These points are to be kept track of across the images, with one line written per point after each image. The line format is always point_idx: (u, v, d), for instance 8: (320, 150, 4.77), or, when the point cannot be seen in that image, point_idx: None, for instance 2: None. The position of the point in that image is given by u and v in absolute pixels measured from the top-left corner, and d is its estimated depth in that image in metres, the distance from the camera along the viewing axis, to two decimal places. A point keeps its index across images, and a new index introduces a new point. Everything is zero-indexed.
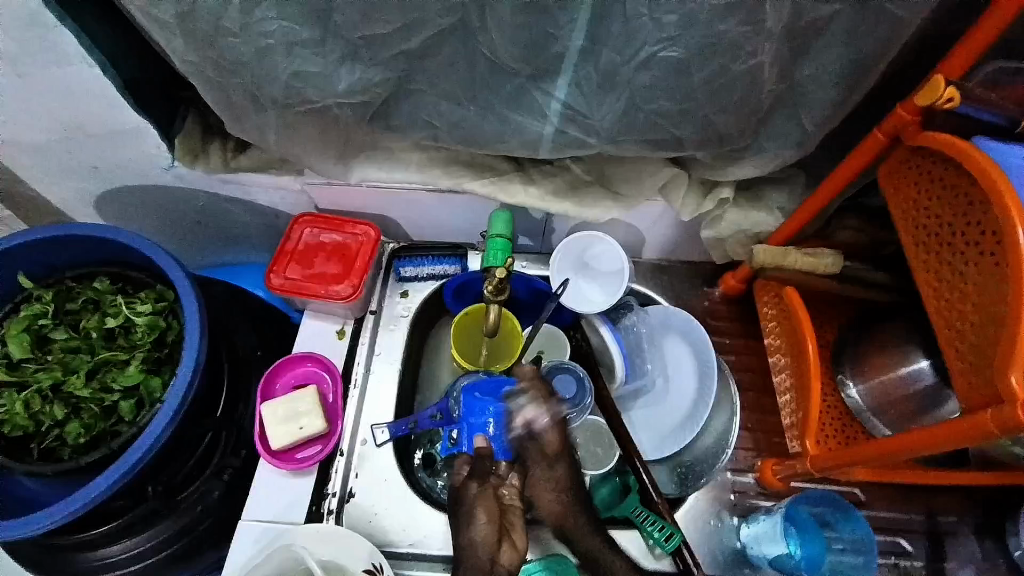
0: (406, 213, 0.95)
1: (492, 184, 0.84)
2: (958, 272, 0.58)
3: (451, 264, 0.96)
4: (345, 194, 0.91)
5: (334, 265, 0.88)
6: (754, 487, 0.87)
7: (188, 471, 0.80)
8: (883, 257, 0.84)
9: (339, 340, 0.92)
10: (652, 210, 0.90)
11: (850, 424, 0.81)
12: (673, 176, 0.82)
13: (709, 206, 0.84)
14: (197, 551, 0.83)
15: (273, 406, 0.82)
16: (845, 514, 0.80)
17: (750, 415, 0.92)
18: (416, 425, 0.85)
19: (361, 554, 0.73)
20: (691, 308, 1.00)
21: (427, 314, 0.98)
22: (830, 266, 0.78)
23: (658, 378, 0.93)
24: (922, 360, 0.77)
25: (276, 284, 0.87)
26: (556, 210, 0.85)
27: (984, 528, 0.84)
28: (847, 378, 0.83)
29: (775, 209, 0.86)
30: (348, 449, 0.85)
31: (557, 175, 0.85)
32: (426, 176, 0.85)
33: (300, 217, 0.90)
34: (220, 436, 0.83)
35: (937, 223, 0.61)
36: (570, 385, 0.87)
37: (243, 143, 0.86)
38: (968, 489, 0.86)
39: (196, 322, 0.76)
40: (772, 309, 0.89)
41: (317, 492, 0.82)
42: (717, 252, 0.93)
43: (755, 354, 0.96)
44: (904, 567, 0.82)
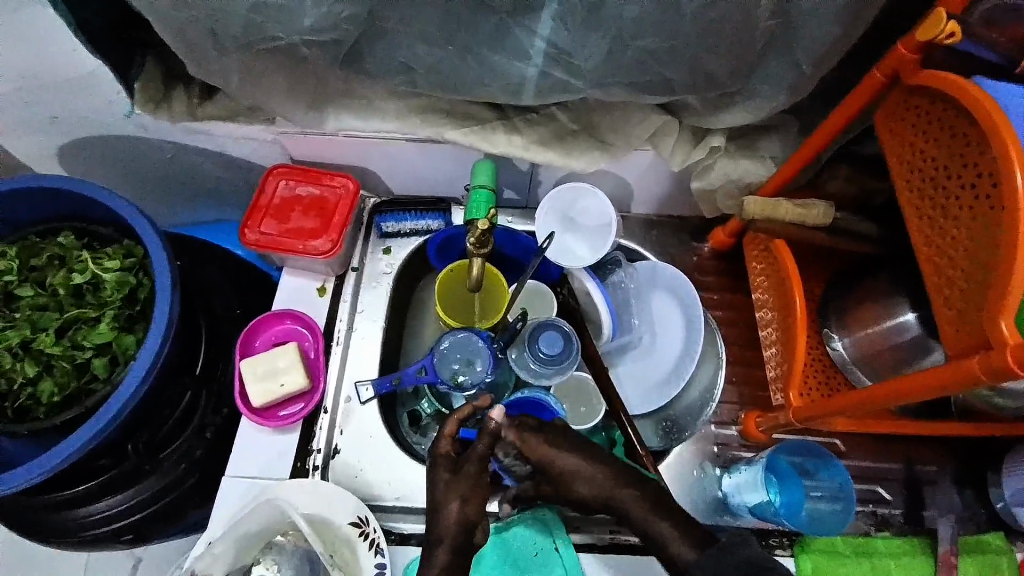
0: (386, 164, 0.90)
1: (473, 133, 0.80)
2: (952, 217, 0.56)
3: (434, 220, 0.94)
4: (320, 144, 0.86)
5: (312, 220, 0.84)
6: (737, 439, 0.88)
7: (168, 430, 0.79)
8: (874, 207, 0.82)
9: (319, 297, 0.89)
10: (640, 162, 0.87)
11: (834, 376, 0.81)
12: (663, 123, 0.79)
13: (700, 155, 0.81)
14: (184, 504, 0.84)
15: (251, 363, 0.79)
16: (824, 462, 0.81)
17: (735, 369, 0.92)
18: (400, 381, 0.83)
19: (346, 508, 0.73)
20: (679, 264, 0.98)
21: (411, 272, 0.96)
22: (819, 217, 0.77)
23: (645, 334, 0.93)
24: (906, 313, 0.76)
25: (251, 239, 0.83)
26: (540, 160, 0.82)
27: (964, 477, 0.86)
28: (833, 332, 0.83)
29: (769, 158, 0.83)
30: (332, 405, 0.83)
31: (543, 123, 0.82)
32: (406, 126, 0.80)
33: (276, 169, 0.86)
34: (200, 396, 0.82)
35: (934, 166, 0.59)
36: (557, 341, 0.84)
37: (211, 89, 0.81)
38: (949, 440, 0.88)
39: (166, 277, 0.73)
40: (761, 263, 0.87)
41: (301, 447, 0.80)
42: (706, 205, 0.90)
43: (741, 310, 0.96)
44: (881, 515, 0.83)
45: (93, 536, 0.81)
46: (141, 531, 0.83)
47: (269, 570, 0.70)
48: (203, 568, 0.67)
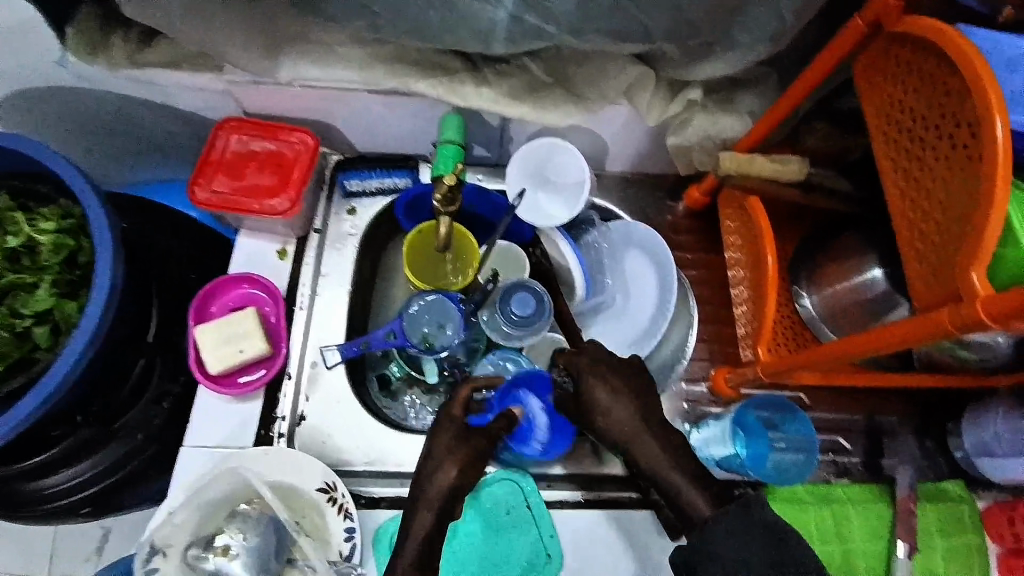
0: (349, 119, 0.85)
1: (441, 85, 0.76)
2: (927, 170, 0.56)
3: (401, 178, 0.90)
4: (276, 96, 0.80)
5: (269, 177, 0.79)
6: (706, 396, 0.89)
7: (124, 399, 0.76)
8: (849, 164, 0.81)
9: (280, 260, 0.84)
10: (616, 117, 0.84)
11: (802, 333, 0.82)
12: (639, 75, 0.75)
13: (676, 110, 0.79)
14: (145, 474, 0.81)
15: (208, 329, 0.75)
16: (791, 416, 0.82)
17: (707, 327, 0.92)
18: (368, 346, 0.81)
19: (314, 474, 0.71)
20: (654, 224, 0.97)
21: (378, 233, 0.92)
22: (795, 173, 0.76)
23: (618, 294, 0.92)
24: (876, 269, 0.75)
25: (201, 198, 0.77)
26: (511, 114, 0.78)
27: (922, 427, 0.89)
28: (802, 289, 0.84)
29: (746, 113, 0.80)
30: (296, 371, 0.80)
31: (514, 75, 0.77)
32: (369, 76, 0.75)
33: (226, 122, 0.79)
34: (155, 363, 0.79)
35: (911, 118, 0.57)
36: (529, 301, 0.83)
37: (152, 32, 0.74)
38: (908, 393, 0.91)
39: (108, 239, 0.67)
40: (735, 222, 0.86)
41: (264, 414, 0.77)
42: (682, 162, 0.88)
43: (713, 269, 0.95)
44: (841, 463, 0.86)
45: (51, 509, 0.78)
46: (103, 503, 0.81)
47: (235, 539, 0.65)
48: (162, 539, 0.65)
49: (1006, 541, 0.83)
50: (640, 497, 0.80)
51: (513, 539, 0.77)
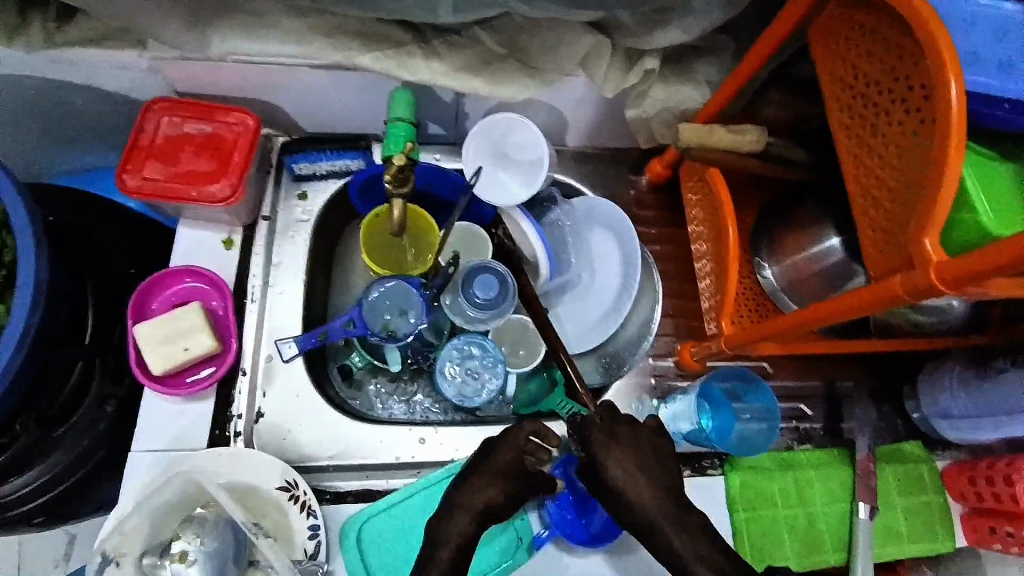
0: (293, 97, 0.80)
1: (389, 58, 0.71)
2: (882, 135, 0.55)
3: (353, 159, 0.85)
4: (210, 74, 0.74)
5: (207, 162, 0.74)
6: (674, 370, 0.89)
7: (64, 403, 0.71)
8: (807, 132, 0.80)
9: (226, 250, 0.80)
10: (574, 90, 0.81)
11: (763, 303, 0.83)
12: (595, 44, 0.72)
13: (635, 80, 0.76)
14: (95, 484, 0.77)
15: (148, 327, 0.70)
16: (753, 387, 0.83)
17: (673, 302, 0.92)
18: (326, 337, 0.78)
19: (274, 473, 0.68)
20: (618, 199, 0.95)
21: (332, 219, 0.88)
22: (754, 143, 0.75)
23: (583, 273, 0.91)
24: (832, 237, 0.77)
25: (131, 186, 0.71)
26: (464, 88, 0.75)
27: (879, 390, 0.91)
28: (763, 260, 0.85)
29: (704, 82, 0.79)
30: (251, 366, 0.77)
31: (466, 47, 0.74)
32: (309, 49, 0.70)
33: (154, 102, 0.73)
34: (96, 365, 0.74)
35: (866, 82, 0.57)
36: (493, 284, 0.81)
37: (70, 9, 0.68)
38: (865, 357, 0.93)
39: (28, 233, 0.62)
40: (697, 194, 0.85)
41: (218, 414, 0.74)
42: (643, 136, 0.87)
43: (677, 244, 0.95)
44: (803, 430, 0.88)
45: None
46: (55, 511, 0.76)
47: (191, 544, 0.62)
48: (114, 548, 0.62)
49: (966, 499, 0.85)
50: None
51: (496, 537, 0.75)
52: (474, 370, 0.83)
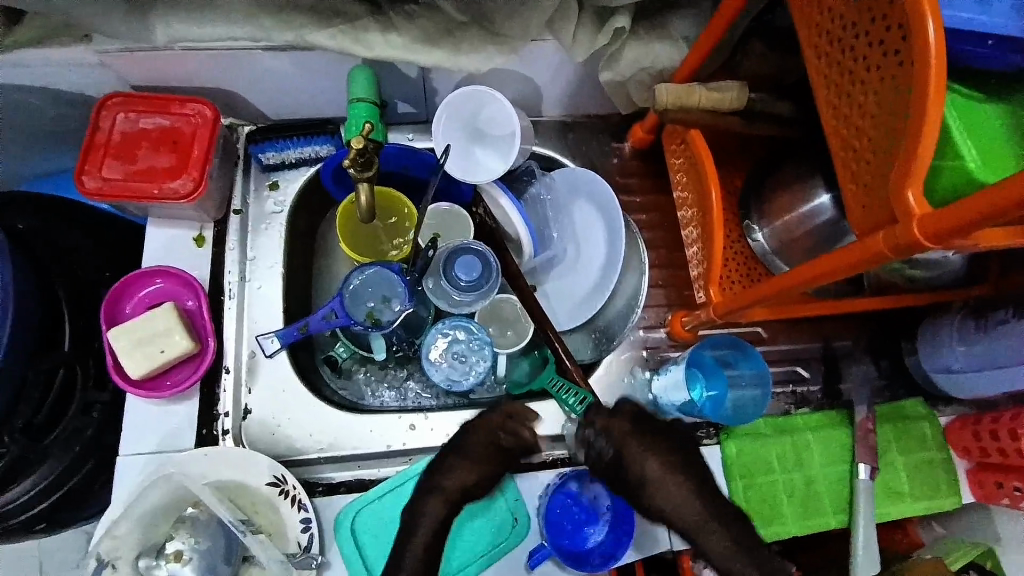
0: (252, 84, 0.77)
1: (343, 35, 0.68)
2: (860, 82, 0.51)
3: (322, 145, 0.82)
4: (161, 65, 0.71)
5: (167, 158, 0.71)
6: (666, 341, 0.87)
7: (49, 411, 0.72)
8: (791, 84, 0.77)
9: (198, 247, 0.78)
10: (544, 55, 0.77)
11: (754, 267, 0.81)
12: (560, 5, 0.68)
13: (605, 42, 0.72)
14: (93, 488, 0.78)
15: (122, 332, 0.69)
16: (743, 353, 0.81)
17: (662, 272, 0.89)
18: (307, 329, 0.76)
19: (262, 469, 0.68)
20: (600, 168, 0.92)
21: (307, 208, 0.86)
22: (734, 101, 0.71)
23: (568, 247, 0.89)
24: (823, 195, 0.73)
25: (91, 188, 0.69)
26: (425, 62, 0.71)
27: (877, 348, 0.90)
28: (754, 223, 0.82)
29: (680, 38, 0.75)
30: (234, 363, 0.76)
31: (426, 16, 0.70)
32: (256, 30, 0.67)
33: (108, 98, 0.70)
34: (78, 371, 0.74)
35: (841, 25, 0.53)
36: (475, 265, 0.78)
37: (16, 10, 0.66)
38: (862, 316, 0.91)
39: None
40: (680, 158, 0.82)
41: (204, 414, 0.73)
42: (620, 99, 0.82)
43: (665, 210, 0.92)
44: (800, 393, 0.87)
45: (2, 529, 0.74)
46: (55, 518, 0.77)
47: (185, 543, 0.63)
48: (109, 552, 0.62)
49: (971, 455, 0.84)
50: None
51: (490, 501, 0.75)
52: (461, 354, 0.81)
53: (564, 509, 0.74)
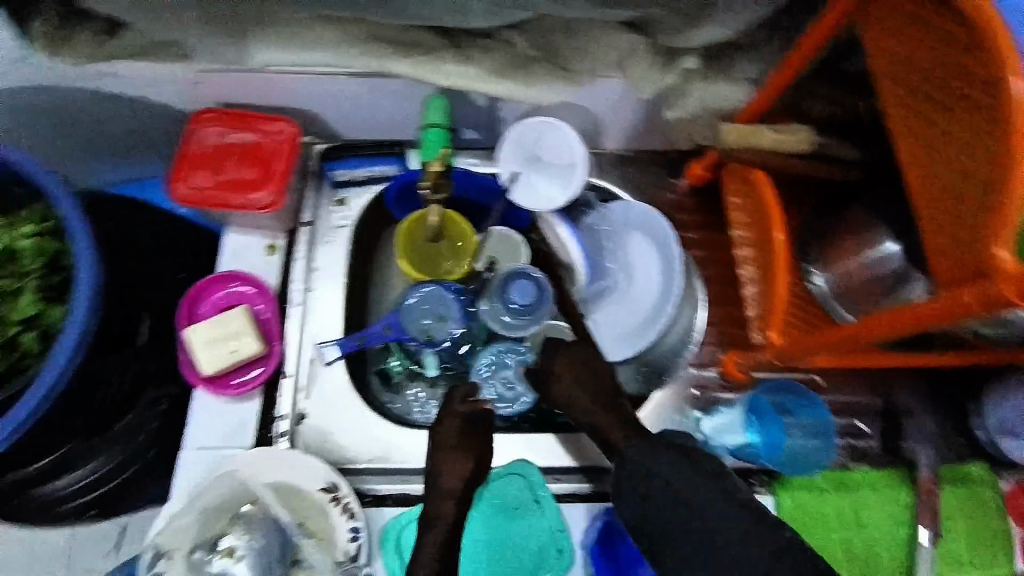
0: (332, 106, 0.81)
1: (417, 63, 0.71)
2: (942, 133, 0.52)
3: (388, 165, 0.87)
4: (251, 84, 0.76)
5: (250, 170, 0.76)
6: (717, 381, 0.86)
7: (117, 404, 0.75)
8: (860, 130, 0.76)
9: (270, 255, 0.82)
10: (609, 91, 0.78)
11: (815, 313, 0.78)
12: (631, 45, 0.71)
13: (672, 81, 0.74)
14: (148, 480, 0.81)
15: (199, 330, 0.73)
16: (804, 401, 0.81)
17: (715, 309, 0.89)
18: (365, 341, 0.81)
19: (316, 475, 0.70)
20: (656, 202, 0.93)
21: (371, 225, 0.90)
22: (800, 142, 0.71)
23: (621, 277, 0.89)
24: (891, 243, 0.72)
25: (181, 195, 0.74)
26: (497, 92, 0.74)
27: (941, 405, 0.86)
28: (813, 267, 0.79)
29: (748, 80, 0.76)
30: (294, 368, 0.79)
31: (497, 50, 0.73)
32: (343, 57, 0.71)
33: (202, 113, 0.76)
34: (149, 365, 0.77)
35: (923, 78, 0.53)
36: (528, 290, 0.81)
37: (116, 24, 0.69)
38: (925, 370, 0.87)
39: (87, 241, 0.65)
40: (739, 198, 0.82)
41: (263, 415, 0.76)
42: (681, 137, 0.83)
43: (721, 248, 0.91)
44: (858, 447, 0.83)
45: (59, 514, 0.78)
46: (104, 507, 0.80)
47: (239, 540, 0.66)
48: (166, 543, 0.66)
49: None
50: None
51: (495, 495, 0.78)
52: (511, 379, 0.83)
53: (613, 544, 0.75)
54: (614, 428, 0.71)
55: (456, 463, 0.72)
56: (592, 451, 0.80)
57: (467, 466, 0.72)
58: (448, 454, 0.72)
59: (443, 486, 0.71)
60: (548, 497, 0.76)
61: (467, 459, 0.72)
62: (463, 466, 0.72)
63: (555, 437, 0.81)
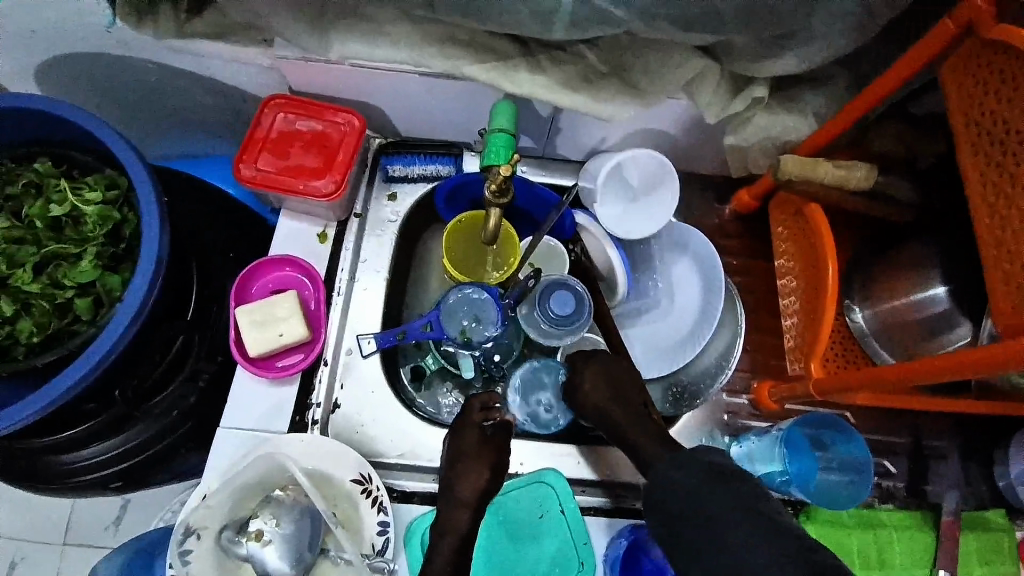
0: (396, 102, 0.82)
1: (495, 70, 0.73)
2: (1021, 185, 0.53)
3: (444, 165, 0.87)
4: (323, 73, 0.77)
5: (314, 158, 0.77)
6: (747, 408, 0.86)
7: (159, 375, 0.75)
8: (918, 172, 0.77)
9: (320, 242, 0.83)
10: (670, 110, 0.80)
11: (851, 349, 0.79)
12: (701, 69, 0.72)
13: (739, 107, 0.74)
14: (177, 453, 0.81)
15: (248, 312, 0.74)
16: (845, 437, 0.79)
17: (752, 337, 0.89)
18: (404, 336, 0.80)
19: (350, 464, 0.70)
20: (700, 225, 0.94)
21: (418, 221, 0.90)
22: (859, 180, 0.72)
23: (662, 298, 0.89)
24: (938, 287, 0.71)
25: (246, 175, 0.76)
26: (565, 103, 0.75)
27: (972, 453, 0.85)
28: (854, 303, 0.80)
29: (811, 113, 0.77)
30: (332, 357, 0.79)
31: (569, 63, 0.74)
32: (418, 56, 0.72)
33: (272, 98, 0.77)
34: (193, 340, 0.78)
35: (1003, 128, 0.54)
36: (568, 301, 0.80)
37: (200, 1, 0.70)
38: (957, 416, 0.87)
39: (153, 213, 0.66)
40: (786, 228, 0.84)
41: (300, 400, 0.76)
42: (735, 163, 0.84)
43: (762, 276, 0.92)
44: (885, 487, 0.83)
45: (81, 482, 0.78)
46: (132, 477, 0.81)
47: (268, 524, 0.66)
48: (197, 521, 0.64)
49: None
50: None
51: (511, 507, 0.77)
52: (549, 402, 0.82)
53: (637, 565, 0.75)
54: (651, 446, 0.71)
55: (479, 471, 0.72)
56: (620, 467, 0.80)
57: (483, 475, 0.71)
58: (475, 460, 0.72)
59: (467, 492, 0.70)
60: (568, 501, 0.75)
61: (483, 469, 0.72)
62: (493, 471, 0.72)
63: (583, 449, 0.81)
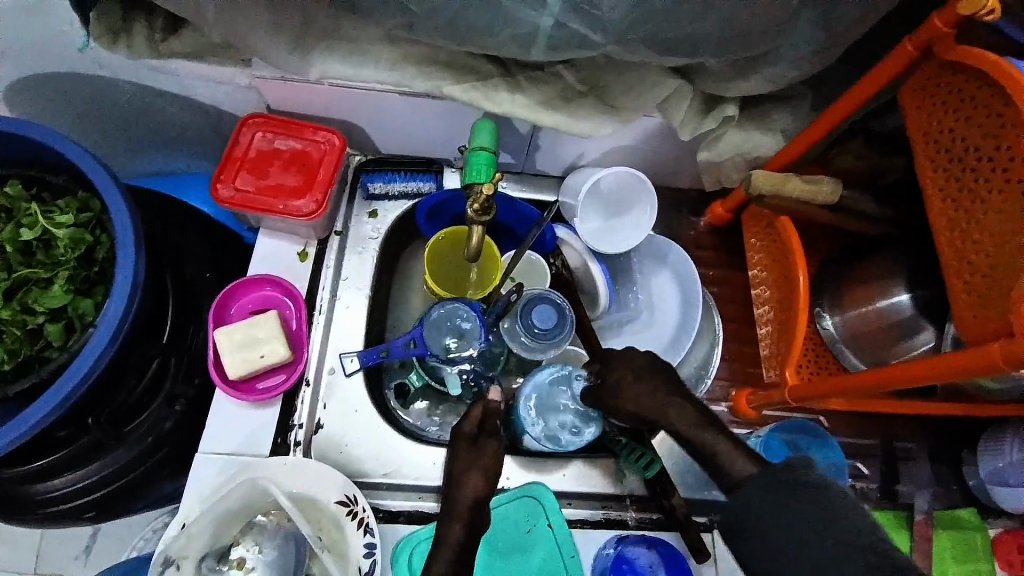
0: (376, 121, 0.83)
1: (475, 90, 0.74)
2: (979, 200, 0.56)
3: (424, 182, 0.87)
4: (302, 92, 0.77)
5: (294, 177, 0.77)
6: (727, 416, 0.87)
7: (136, 400, 0.73)
8: (880, 186, 0.81)
9: (300, 261, 0.82)
10: (645, 126, 0.82)
11: (823, 355, 0.81)
12: (675, 89, 0.74)
13: (710, 125, 0.77)
14: (154, 480, 0.79)
15: (228, 333, 0.73)
16: (817, 441, 0.82)
17: (728, 346, 0.91)
18: (388, 354, 0.79)
19: (334, 486, 0.69)
20: (677, 237, 0.96)
21: (399, 238, 0.90)
22: (828, 194, 0.75)
23: (644, 311, 0.91)
24: (903, 293, 0.76)
25: (224, 196, 0.75)
26: (544, 122, 0.76)
27: (939, 453, 0.89)
28: (824, 311, 0.82)
29: (779, 131, 0.80)
30: (315, 377, 0.78)
31: (548, 82, 0.75)
32: (399, 76, 0.73)
33: (250, 117, 0.77)
34: (170, 363, 0.76)
35: (962, 146, 0.58)
36: (550, 316, 0.80)
37: (177, 20, 0.69)
38: (924, 418, 0.91)
39: (130, 234, 0.65)
40: (760, 240, 0.87)
41: (282, 422, 0.75)
42: (710, 178, 0.87)
43: (736, 286, 0.95)
44: (860, 489, 0.86)
45: (53, 513, 0.75)
46: (107, 507, 0.77)
47: (250, 552, 0.66)
48: (176, 551, 0.63)
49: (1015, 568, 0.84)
50: (661, 519, 0.80)
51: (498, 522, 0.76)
52: (573, 423, 0.78)
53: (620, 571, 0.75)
54: None
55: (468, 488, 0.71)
56: (605, 478, 0.81)
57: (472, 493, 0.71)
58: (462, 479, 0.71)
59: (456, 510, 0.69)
60: (557, 516, 0.76)
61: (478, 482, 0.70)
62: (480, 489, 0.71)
63: (568, 463, 0.81)
